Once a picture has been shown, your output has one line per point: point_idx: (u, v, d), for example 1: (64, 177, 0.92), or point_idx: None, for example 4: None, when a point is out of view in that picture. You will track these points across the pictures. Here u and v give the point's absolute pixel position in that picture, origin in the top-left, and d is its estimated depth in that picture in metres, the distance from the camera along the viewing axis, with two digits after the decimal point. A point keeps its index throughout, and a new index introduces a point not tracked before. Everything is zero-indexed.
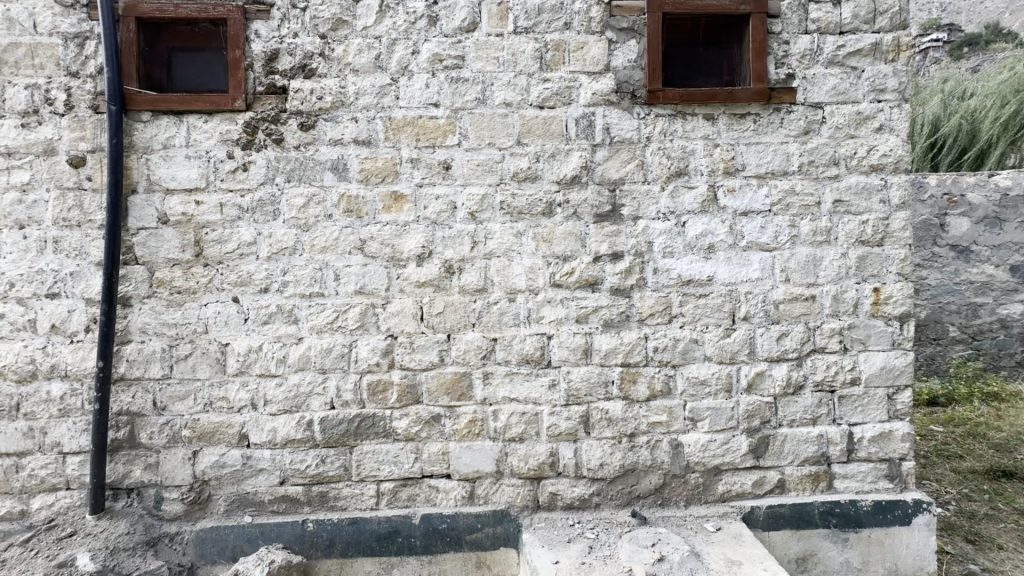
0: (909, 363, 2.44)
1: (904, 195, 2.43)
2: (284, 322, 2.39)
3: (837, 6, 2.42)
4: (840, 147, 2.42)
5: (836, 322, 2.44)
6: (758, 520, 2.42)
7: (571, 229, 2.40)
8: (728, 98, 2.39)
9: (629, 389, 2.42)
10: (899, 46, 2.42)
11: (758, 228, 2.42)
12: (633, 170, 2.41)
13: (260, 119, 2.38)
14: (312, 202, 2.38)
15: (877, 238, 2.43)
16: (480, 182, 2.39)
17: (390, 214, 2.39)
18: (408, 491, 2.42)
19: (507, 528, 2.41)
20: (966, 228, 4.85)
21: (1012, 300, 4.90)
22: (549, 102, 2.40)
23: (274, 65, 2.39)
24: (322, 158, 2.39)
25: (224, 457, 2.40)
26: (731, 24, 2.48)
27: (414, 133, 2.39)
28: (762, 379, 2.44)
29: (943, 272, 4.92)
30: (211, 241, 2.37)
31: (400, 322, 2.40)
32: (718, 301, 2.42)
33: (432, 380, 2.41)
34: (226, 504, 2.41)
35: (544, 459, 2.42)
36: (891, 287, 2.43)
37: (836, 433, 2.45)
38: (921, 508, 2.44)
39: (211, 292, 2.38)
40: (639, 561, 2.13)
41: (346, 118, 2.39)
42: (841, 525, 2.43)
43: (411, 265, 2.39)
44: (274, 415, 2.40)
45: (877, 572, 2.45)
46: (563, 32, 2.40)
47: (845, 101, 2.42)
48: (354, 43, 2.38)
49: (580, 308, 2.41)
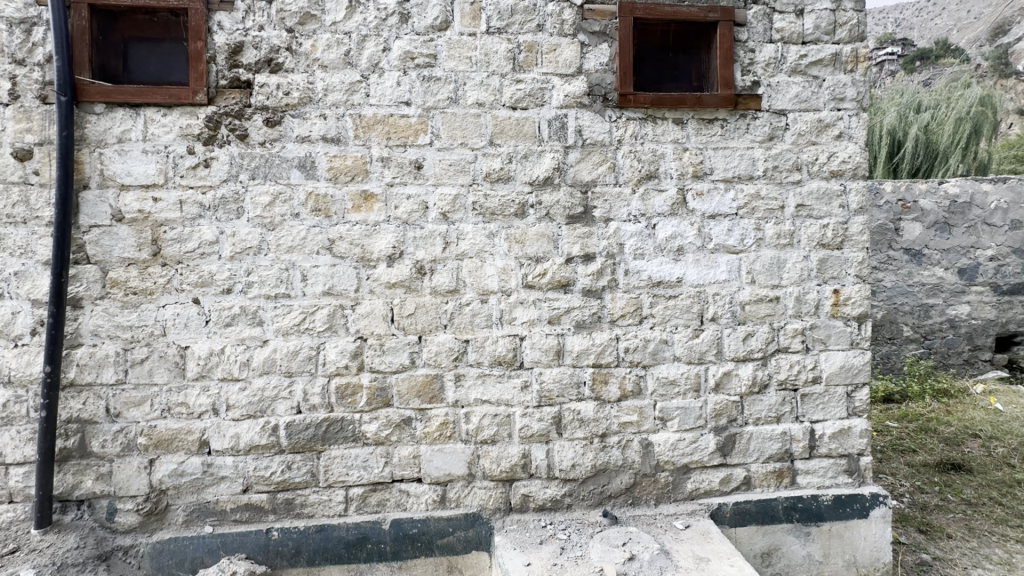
0: (866, 362, 2.54)
1: (862, 200, 2.53)
2: (248, 324, 2.31)
3: (800, 17, 2.50)
4: (802, 153, 2.51)
5: (799, 323, 2.51)
6: (725, 517, 2.48)
7: (543, 230, 2.40)
8: (696, 103, 2.44)
9: (601, 390, 2.44)
10: (857, 57, 2.52)
11: (726, 230, 2.48)
12: (604, 172, 2.43)
13: (223, 114, 2.30)
14: (277, 200, 2.31)
15: (836, 242, 2.52)
16: (452, 182, 2.37)
17: (360, 214, 2.34)
18: (378, 495, 2.38)
19: (480, 532, 2.39)
20: (918, 233, 5.09)
21: (959, 300, 5.20)
22: (521, 103, 2.40)
23: (238, 58, 2.30)
24: (288, 155, 2.32)
25: (183, 465, 2.30)
26: (700, 31, 2.53)
27: (385, 131, 2.35)
28: (728, 379, 2.49)
29: (898, 275, 5.14)
30: (169, 240, 2.28)
31: (369, 323, 2.35)
32: (687, 302, 2.47)
33: (403, 383, 2.37)
34: (186, 514, 2.31)
35: (516, 460, 2.41)
36: (850, 288, 2.52)
37: (799, 431, 2.53)
38: (878, 501, 2.54)
39: (170, 293, 2.28)
40: (610, 561, 2.15)
41: (314, 115, 2.33)
42: (804, 519, 2.51)
43: (382, 266, 2.35)
44: (237, 421, 2.32)
45: (837, 564, 2.53)
46: (536, 33, 2.41)
47: (807, 109, 2.51)
48: (322, 38, 2.32)
49: (553, 309, 2.41)
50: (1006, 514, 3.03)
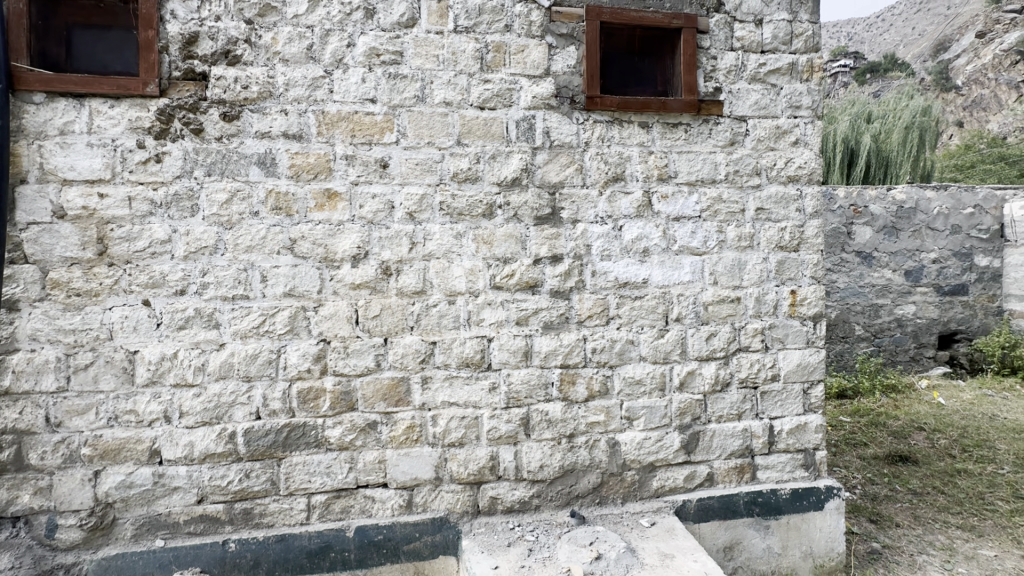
0: (821, 360, 2.65)
1: (817, 205, 2.63)
2: (203, 327, 2.21)
3: (759, 27, 2.59)
4: (761, 158, 2.59)
5: (759, 323, 2.59)
6: (689, 513, 2.53)
7: (511, 231, 2.40)
8: (661, 108, 2.49)
9: (568, 390, 2.45)
10: (812, 67, 2.62)
11: (689, 232, 2.53)
12: (572, 174, 2.45)
13: (177, 107, 2.19)
14: (235, 198, 2.22)
15: (793, 244, 2.61)
16: (419, 181, 2.33)
17: (323, 213, 2.27)
18: (341, 502, 2.31)
19: (447, 536, 2.35)
20: (868, 236, 5.36)
21: (905, 301, 5.49)
22: (489, 103, 2.39)
23: (192, 49, 2.21)
24: (246, 151, 2.23)
25: (132, 476, 2.17)
26: (664, 37, 2.57)
27: (349, 129, 2.29)
28: (692, 378, 2.55)
29: (850, 277, 5.39)
30: (116, 239, 2.15)
31: (333, 326, 2.29)
32: (652, 303, 2.51)
33: (368, 386, 2.31)
34: (134, 528, 2.19)
35: (484, 463, 2.39)
36: (806, 289, 2.62)
37: (759, 427, 2.61)
38: (832, 493, 2.64)
39: (117, 294, 2.16)
40: (577, 561, 2.16)
41: (275, 110, 2.25)
42: (763, 513, 2.59)
43: (346, 266, 2.29)
44: (191, 429, 2.21)
45: (795, 555, 2.62)
46: (504, 34, 2.40)
47: (766, 116, 2.59)
48: (283, 31, 2.25)
49: (520, 310, 2.41)
50: (948, 502, 3.21)
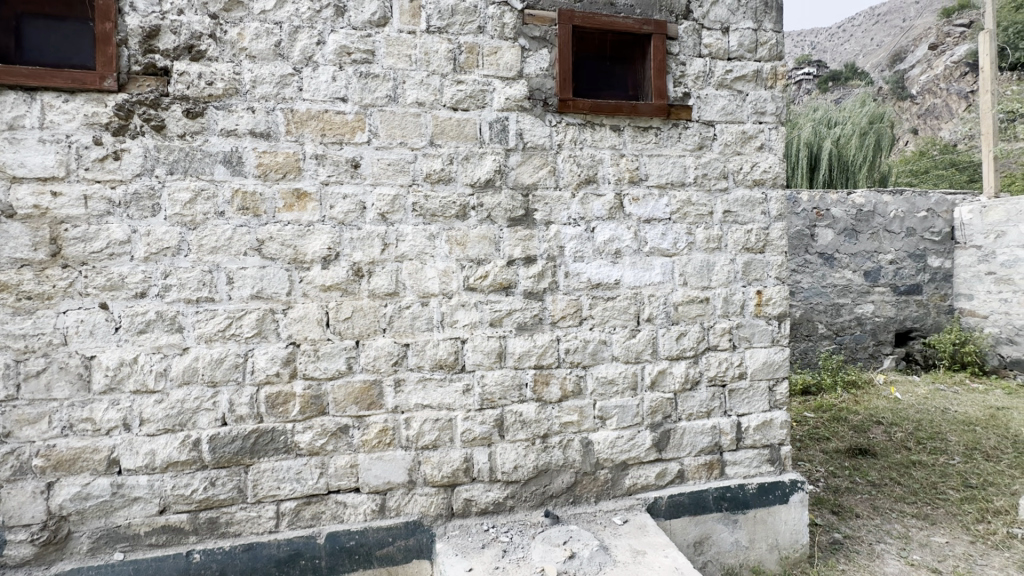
0: (786, 357, 2.73)
1: (781, 208, 2.72)
2: (165, 331, 2.13)
3: (725, 35, 2.66)
4: (728, 162, 2.66)
5: (727, 322, 2.66)
6: (661, 509, 2.57)
7: (484, 232, 2.40)
8: (632, 112, 2.53)
9: (542, 391, 2.46)
10: (776, 75, 2.71)
11: (660, 234, 2.58)
12: (545, 176, 2.46)
13: (136, 102, 2.12)
14: (199, 197, 2.15)
15: (759, 246, 2.69)
16: (391, 182, 2.31)
17: (292, 213, 2.23)
18: (312, 509, 2.26)
19: (421, 540, 2.33)
20: (830, 238, 5.56)
21: (865, 300, 5.72)
22: (462, 104, 2.38)
23: (153, 43, 2.14)
24: (211, 149, 2.17)
25: (88, 488, 2.08)
26: (635, 41, 2.61)
27: (319, 128, 2.25)
28: (663, 377, 2.60)
29: (814, 277, 5.58)
30: (71, 239, 2.06)
31: (303, 328, 2.24)
32: (624, 303, 2.55)
33: (339, 390, 2.27)
34: (91, 542, 2.09)
35: (458, 465, 2.38)
36: (771, 290, 2.70)
37: (727, 424, 2.67)
38: (797, 486, 2.73)
39: (72, 297, 2.06)
40: (551, 560, 2.17)
41: (241, 107, 2.19)
42: (732, 508, 2.65)
43: (316, 268, 2.25)
44: (152, 436, 2.13)
45: (762, 547, 2.69)
46: (477, 35, 2.40)
47: (732, 121, 2.67)
48: (250, 27, 2.19)
49: (494, 311, 2.41)
50: (904, 492, 3.36)
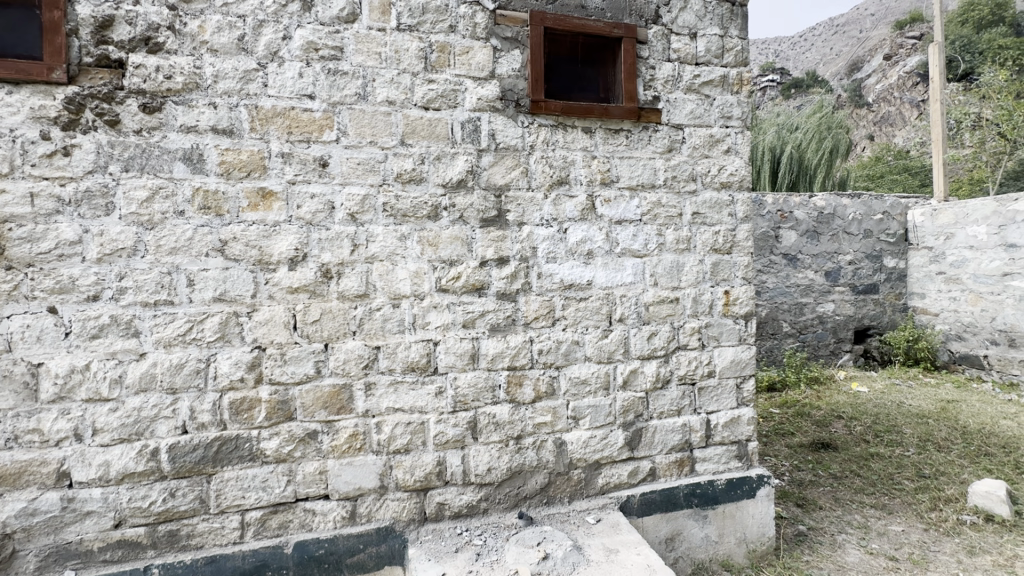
0: (752, 356, 2.81)
1: (747, 210, 2.79)
2: (119, 336, 2.03)
3: (693, 40, 2.72)
4: (696, 165, 2.72)
5: (696, 322, 2.72)
6: (633, 507, 2.60)
7: (457, 233, 2.38)
8: (603, 114, 2.55)
9: (515, 392, 2.45)
10: (742, 81, 2.78)
11: (631, 235, 2.62)
12: (517, 176, 2.46)
13: (88, 95, 2.01)
14: (157, 196, 2.06)
15: (726, 247, 2.76)
16: (361, 182, 2.26)
17: (257, 213, 2.16)
18: (279, 518, 2.19)
19: (393, 546, 2.28)
20: (792, 239, 5.76)
21: (826, 300, 5.95)
22: (434, 103, 2.36)
23: (106, 34, 2.04)
24: (170, 146, 2.08)
25: (35, 503, 1.96)
26: (606, 44, 2.64)
27: (285, 125, 2.19)
28: (635, 376, 2.63)
29: (778, 277, 5.77)
30: (16, 239, 1.94)
31: (269, 332, 2.17)
32: (596, 304, 2.57)
33: (308, 395, 2.21)
34: (39, 560, 1.97)
35: (430, 469, 2.35)
36: (738, 290, 2.77)
37: (696, 422, 2.73)
38: (763, 481, 2.80)
39: (17, 301, 1.94)
40: (524, 562, 2.16)
41: (202, 103, 2.11)
42: (702, 504, 2.70)
43: (282, 269, 2.18)
44: (106, 447, 2.02)
45: (730, 542, 2.75)
46: (448, 34, 2.38)
47: (700, 125, 2.72)
48: (212, 20, 2.12)
49: (467, 312, 2.39)
50: (863, 484, 3.50)
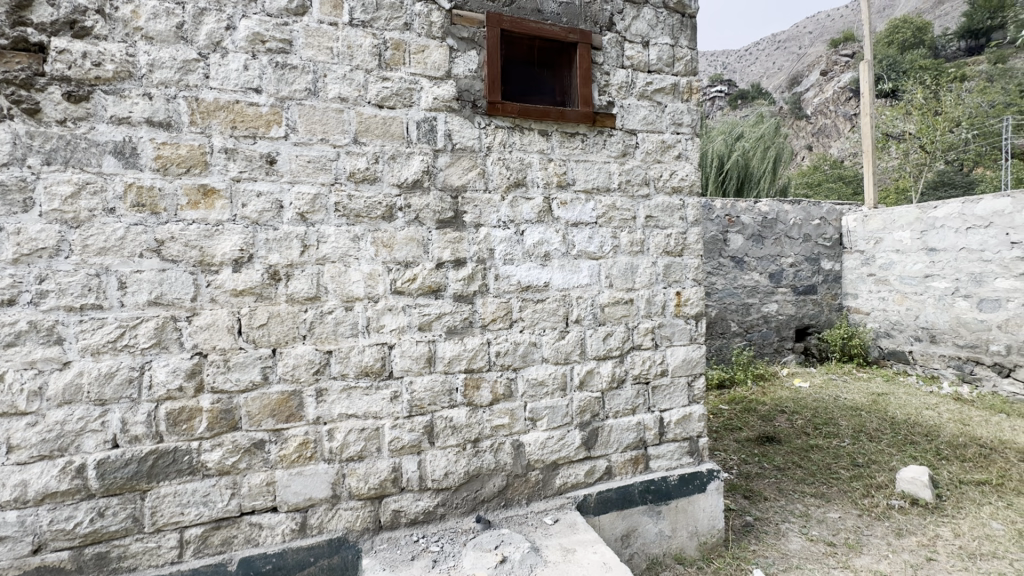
0: (702, 355, 2.91)
1: (697, 213, 2.89)
2: (40, 344, 1.86)
3: (645, 48, 2.79)
4: (649, 170, 2.79)
5: (649, 322, 2.79)
6: (590, 506, 2.63)
7: (412, 234, 2.33)
8: (559, 117, 2.58)
9: (473, 395, 2.43)
10: (691, 89, 2.88)
11: (587, 238, 2.65)
12: (474, 178, 2.44)
13: (3, 80, 1.84)
14: (83, 191, 1.90)
15: (678, 250, 2.84)
16: (311, 181, 2.18)
17: (197, 211, 2.03)
18: (221, 534, 2.07)
19: (346, 557, 2.20)
20: (739, 243, 6.03)
21: (769, 300, 6.26)
22: (388, 101, 2.30)
23: (25, 15, 1.88)
24: (98, 138, 1.93)
25: None
26: (562, 49, 2.67)
27: (228, 119, 2.08)
28: (591, 377, 2.66)
29: (726, 279, 6.01)
30: None
31: (211, 337, 2.05)
32: (553, 306, 2.59)
33: (253, 403, 2.10)
34: None
35: (385, 475, 2.29)
36: (689, 291, 2.87)
37: (650, 420, 2.79)
38: (713, 475, 2.90)
39: None
40: (482, 567, 2.13)
41: (135, 93, 1.97)
42: (656, 499, 2.77)
43: (226, 271, 2.07)
44: (23, 465, 1.84)
45: (682, 535, 2.83)
46: (403, 32, 2.33)
47: (652, 131, 2.80)
48: (147, 5, 1.98)
49: (422, 315, 2.34)
50: (804, 474, 3.69)
